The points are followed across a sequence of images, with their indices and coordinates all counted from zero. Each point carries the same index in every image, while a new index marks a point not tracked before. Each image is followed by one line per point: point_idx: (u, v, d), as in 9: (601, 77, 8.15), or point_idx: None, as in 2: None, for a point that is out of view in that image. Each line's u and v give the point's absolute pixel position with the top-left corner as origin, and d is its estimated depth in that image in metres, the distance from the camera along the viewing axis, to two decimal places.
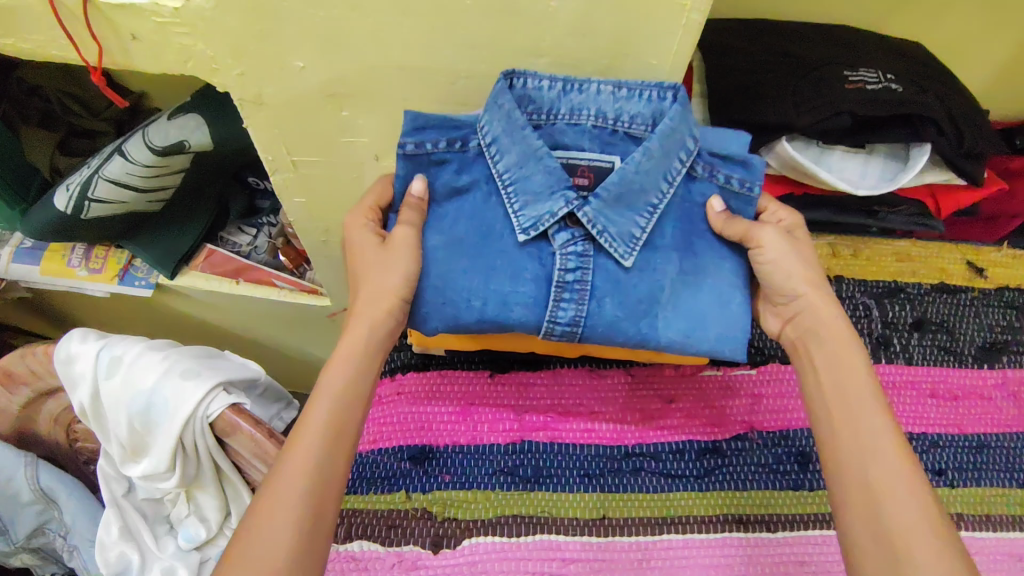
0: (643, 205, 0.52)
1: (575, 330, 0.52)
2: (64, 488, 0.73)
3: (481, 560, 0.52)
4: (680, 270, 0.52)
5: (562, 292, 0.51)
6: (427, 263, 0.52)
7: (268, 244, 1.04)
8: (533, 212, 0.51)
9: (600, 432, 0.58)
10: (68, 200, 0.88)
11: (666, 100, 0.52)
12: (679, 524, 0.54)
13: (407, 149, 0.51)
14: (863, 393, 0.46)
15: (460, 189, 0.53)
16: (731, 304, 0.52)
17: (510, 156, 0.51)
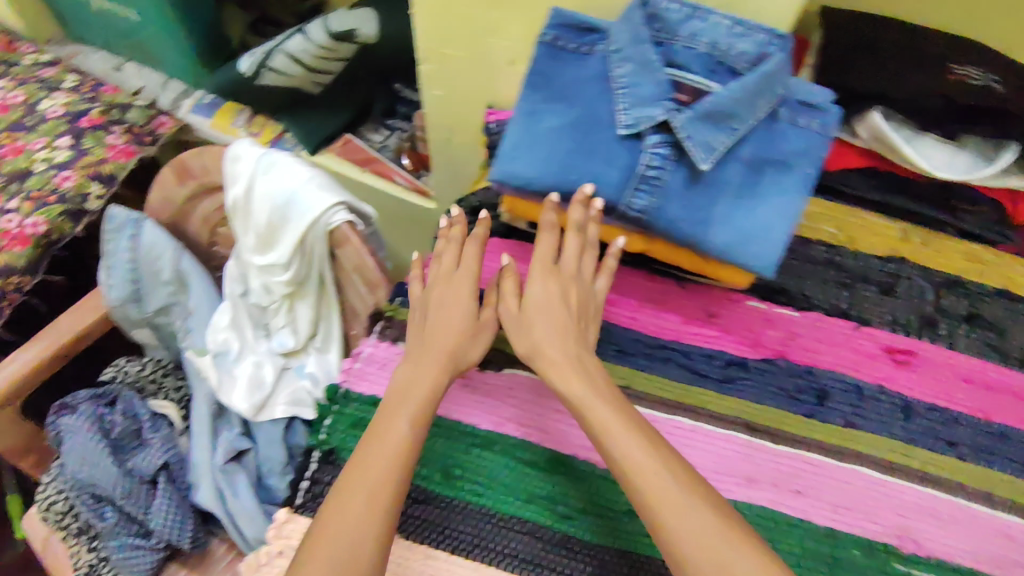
0: (727, 126, 0.55)
1: (642, 218, 0.56)
2: (197, 275, 0.89)
3: (516, 386, 0.62)
4: (737, 193, 0.56)
5: (641, 183, 0.55)
6: (580, 164, 0.57)
7: (398, 145, 1.18)
8: (636, 113, 0.55)
9: (642, 322, 0.65)
10: (251, 65, 1.07)
11: (772, 47, 0.56)
12: (693, 411, 0.61)
13: (546, 43, 0.59)
14: (613, 423, 0.53)
15: (581, 82, 0.58)
16: (777, 229, 0.56)
17: (626, 64, 0.57)
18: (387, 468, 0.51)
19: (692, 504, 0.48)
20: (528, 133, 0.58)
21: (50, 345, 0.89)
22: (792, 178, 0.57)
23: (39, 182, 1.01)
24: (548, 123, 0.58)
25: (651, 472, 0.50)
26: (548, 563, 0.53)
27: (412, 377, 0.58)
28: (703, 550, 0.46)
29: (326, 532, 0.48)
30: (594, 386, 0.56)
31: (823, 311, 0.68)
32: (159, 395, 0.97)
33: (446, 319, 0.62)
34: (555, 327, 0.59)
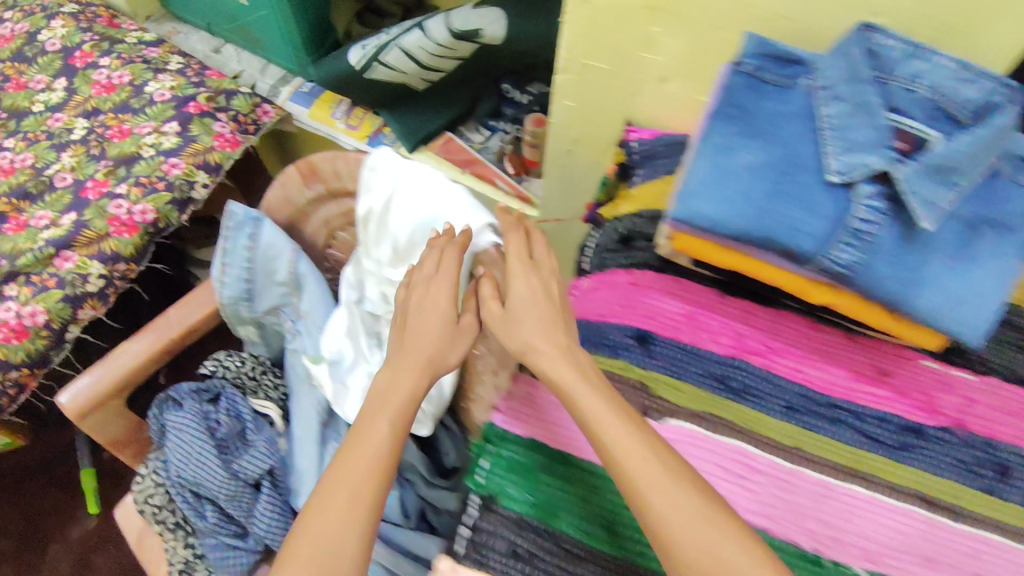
0: (952, 181, 0.50)
1: (844, 274, 0.52)
2: (313, 281, 0.87)
3: (678, 440, 0.58)
4: (952, 252, 0.51)
5: (849, 237, 0.51)
6: (777, 206, 0.52)
7: (499, 148, 1.14)
8: (850, 159, 0.51)
9: (811, 377, 0.60)
10: (362, 57, 1.04)
11: (1001, 98, 0.50)
12: (866, 479, 0.57)
13: (747, 70, 0.56)
14: (592, 404, 0.53)
15: (783, 117, 0.54)
16: (994, 296, 0.51)
17: (839, 104, 0.53)
18: (365, 468, 0.53)
19: (674, 483, 0.48)
20: (719, 167, 0.54)
21: (160, 337, 0.88)
22: (1015, 242, 0.51)
23: (148, 168, 0.99)
24: (742, 159, 0.53)
25: (626, 448, 0.50)
26: None
27: (394, 380, 0.60)
28: (687, 527, 0.46)
29: (310, 523, 0.51)
30: (568, 367, 0.56)
31: (997, 374, 0.63)
32: (260, 394, 0.95)
33: (423, 325, 0.63)
34: (538, 322, 0.60)
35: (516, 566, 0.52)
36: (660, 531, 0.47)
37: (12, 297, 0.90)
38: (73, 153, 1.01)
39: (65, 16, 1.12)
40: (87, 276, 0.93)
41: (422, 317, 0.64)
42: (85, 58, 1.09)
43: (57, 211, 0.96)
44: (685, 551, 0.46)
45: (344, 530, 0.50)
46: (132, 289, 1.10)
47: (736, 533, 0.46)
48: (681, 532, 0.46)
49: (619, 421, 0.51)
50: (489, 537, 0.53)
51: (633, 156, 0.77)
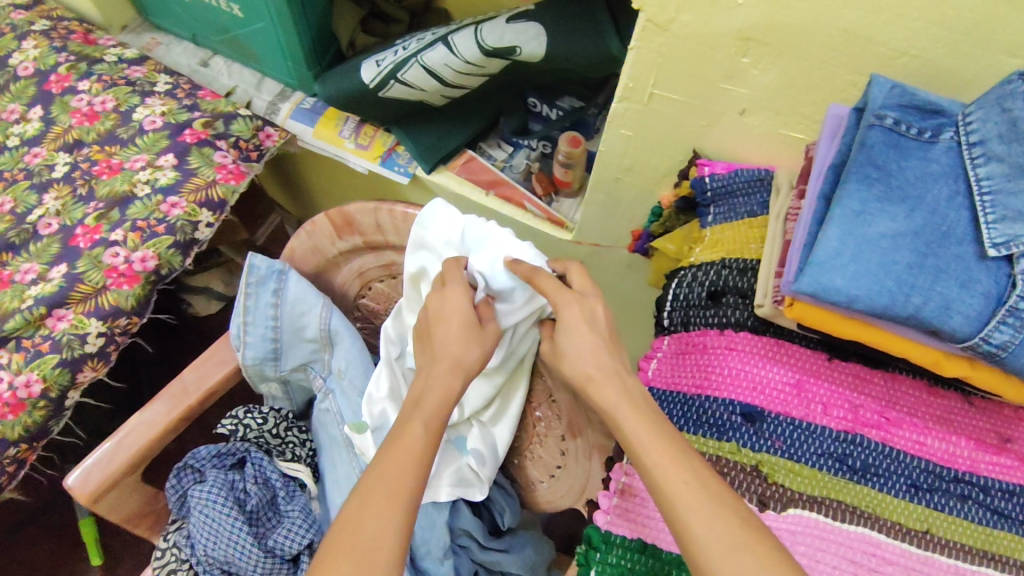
0: None
1: (998, 354, 0.46)
2: (347, 334, 0.79)
3: (800, 532, 0.52)
4: None
5: (1008, 314, 0.45)
6: (919, 276, 0.47)
7: (525, 166, 1.05)
8: (1008, 230, 0.45)
9: (931, 449, 0.56)
10: (377, 75, 0.95)
11: None
12: (1001, 562, 0.53)
13: (886, 121, 0.49)
14: (636, 425, 0.50)
15: (928, 177, 0.48)
16: None
17: (994, 163, 0.47)
18: (402, 470, 0.50)
19: (717, 510, 0.44)
20: (854, 234, 0.48)
21: (174, 407, 0.79)
22: None
23: (144, 209, 0.89)
24: (880, 227, 0.48)
25: (667, 470, 0.46)
26: None
27: (426, 386, 0.57)
28: (728, 558, 0.42)
29: (338, 539, 0.46)
30: (614, 389, 0.53)
31: None
32: (287, 454, 0.87)
33: (446, 334, 0.60)
34: (590, 347, 0.56)
35: None
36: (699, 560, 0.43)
37: (2, 365, 0.80)
38: (57, 194, 0.90)
39: (36, 35, 1.00)
40: (84, 336, 0.83)
41: (443, 326, 0.60)
42: (61, 82, 0.97)
43: (45, 263, 0.86)
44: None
45: (374, 553, 0.45)
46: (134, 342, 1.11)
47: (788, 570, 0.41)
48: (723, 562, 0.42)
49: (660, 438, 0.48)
50: None
51: (706, 192, 0.71)
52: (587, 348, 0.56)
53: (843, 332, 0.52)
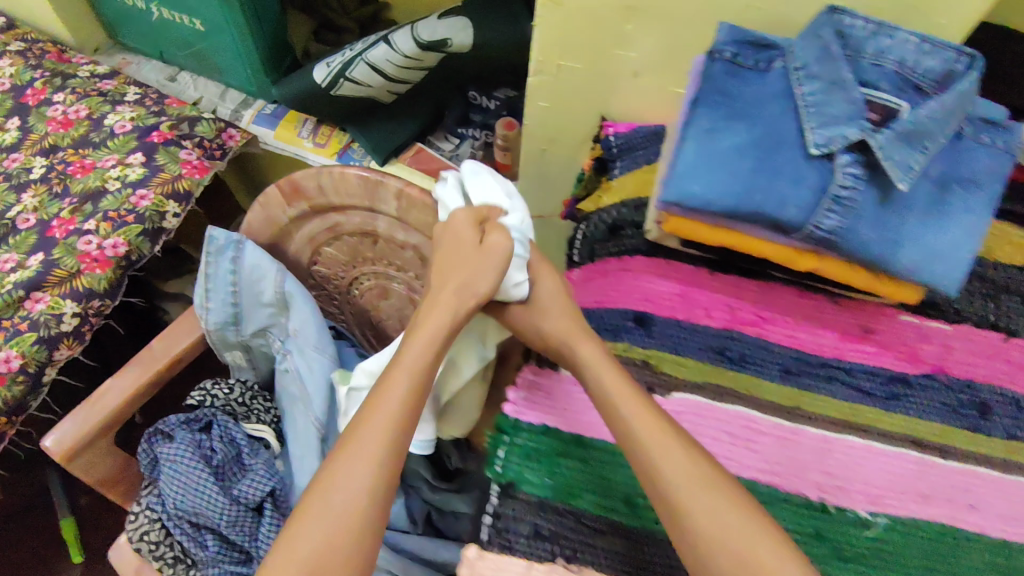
0: (923, 145, 0.54)
1: (830, 239, 0.55)
2: (299, 298, 0.86)
3: (682, 410, 0.61)
4: (926, 210, 0.55)
5: (832, 203, 0.55)
6: (758, 179, 0.56)
7: (470, 153, 1.14)
8: (828, 132, 0.54)
9: (800, 341, 0.64)
10: (327, 75, 1.04)
11: (960, 64, 0.54)
12: (863, 430, 0.60)
13: (726, 57, 0.59)
14: (616, 391, 0.57)
15: (764, 99, 0.58)
16: (965, 249, 0.55)
17: (814, 81, 0.56)
18: (381, 433, 0.55)
19: (687, 457, 0.52)
20: (705, 150, 0.57)
21: (144, 371, 0.86)
22: (980, 198, 0.55)
23: (115, 202, 0.97)
24: (727, 141, 0.57)
25: (642, 427, 0.54)
26: (599, 543, 0.54)
27: (429, 311, 0.64)
28: (703, 502, 0.50)
29: (327, 478, 0.53)
30: (601, 360, 0.60)
31: (971, 323, 0.67)
32: (252, 418, 0.94)
33: (457, 256, 0.65)
34: (560, 314, 0.66)
35: (540, 545, 0.54)
36: (678, 510, 0.50)
37: None
38: (34, 193, 0.99)
39: (13, 55, 1.10)
40: (60, 316, 0.90)
41: (454, 253, 0.66)
42: (38, 95, 1.07)
43: (23, 253, 0.93)
44: (688, 518, 0.50)
45: (350, 502, 0.52)
46: (105, 323, 1.16)
47: (747, 509, 0.50)
48: (699, 508, 0.50)
49: (638, 405, 0.56)
50: (511, 520, 0.55)
51: (612, 148, 0.81)
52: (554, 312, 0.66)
53: (711, 239, 0.62)
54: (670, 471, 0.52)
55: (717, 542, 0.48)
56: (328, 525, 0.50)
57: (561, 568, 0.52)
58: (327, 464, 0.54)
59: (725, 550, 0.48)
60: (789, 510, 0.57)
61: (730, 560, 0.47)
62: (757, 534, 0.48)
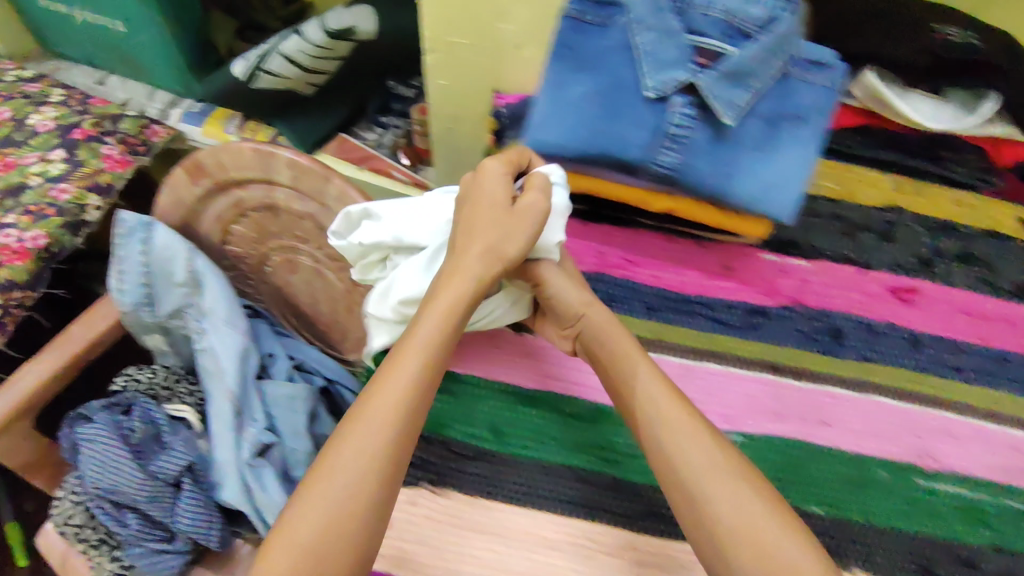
0: (749, 84, 0.58)
1: (672, 176, 0.60)
2: (210, 277, 0.89)
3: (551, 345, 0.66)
4: (758, 145, 0.60)
5: (669, 142, 0.59)
6: (604, 124, 0.60)
7: (393, 142, 1.18)
8: (662, 77, 0.58)
9: (666, 280, 0.69)
10: (245, 68, 1.05)
11: (784, 11, 0.59)
12: (720, 357, 0.65)
13: (571, 14, 0.62)
14: (649, 383, 0.55)
15: (606, 51, 0.61)
16: (794, 178, 0.60)
17: (650, 31, 0.59)
18: (386, 415, 0.51)
19: (700, 445, 0.51)
20: (555, 101, 0.61)
21: (61, 354, 0.88)
22: (807, 131, 0.60)
23: (36, 196, 1.00)
24: (574, 92, 0.61)
25: (668, 418, 0.53)
26: (467, 467, 0.59)
27: (449, 278, 0.58)
28: (731, 504, 0.48)
29: (322, 471, 0.49)
30: (626, 348, 0.58)
31: (830, 258, 0.71)
32: (175, 400, 0.96)
33: (488, 217, 0.59)
34: (584, 295, 0.61)
35: (408, 472, 0.59)
36: (694, 503, 0.49)
37: None
38: None
39: None
40: None
41: (483, 215, 0.60)
42: None
43: None
44: (712, 512, 0.48)
45: (354, 495, 0.48)
46: None
47: (777, 511, 0.47)
48: (729, 509, 0.47)
49: (670, 399, 0.54)
50: None
51: (504, 119, 0.85)
52: (581, 299, 0.61)
53: (575, 187, 0.66)
54: (693, 467, 0.50)
55: (746, 546, 0.46)
56: (323, 516, 0.47)
57: (425, 493, 0.58)
58: (330, 448, 0.50)
59: (747, 542, 0.46)
60: None
61: (750, 552, 0.46)
62: (784, 537, 0.46)
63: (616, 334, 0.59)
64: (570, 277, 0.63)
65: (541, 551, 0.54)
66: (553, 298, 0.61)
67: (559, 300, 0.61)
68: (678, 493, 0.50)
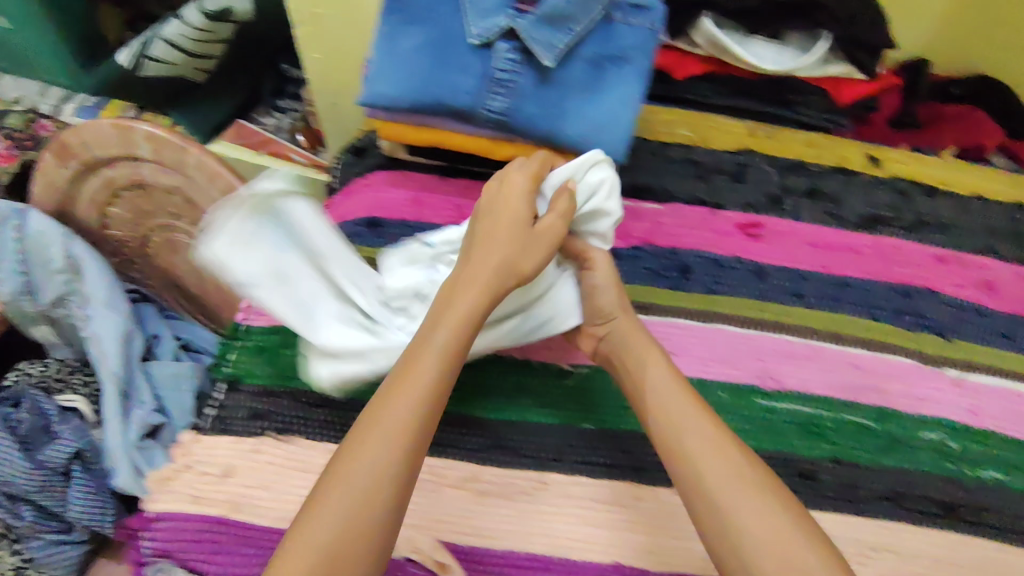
0: (567, 26, 0.60)
1: (502, 119, 0.62)
2: (91, 263, 0.88)
3: None
4: (585, 86, 0.62)
5: (495, 87, 0.61)
6: (434, 72, 0.61)
7: (291, 125, 1.16)
8: (484, 23, 0.60)
9: None
10: (129, 56, 1.03)
11: None
12: None
13: None
14: (671, 390, 0.53)
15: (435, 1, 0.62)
16: (620, 117, 0.62)
17: None
18: (402, 418, 0.45)
19: (717, 458, 0.49)
20: (387, 53, 0.62)
21: None
22: (632, 71, 0.63)
23: None
24: (405, 43, 0.62)
25: (694, 422, 0.51)
26: (314, 418, 0.59)
27: (464, 280, 0.53)
28: (753, 517, 0.45)
29: (341, 472, 0.43)
30: (653, 354, 0.57)
31: (681, 201, 0.74)
32: (68, 391, 0.94)
33: (505, 226, 0.55)
34: (616, 296, 0.61)
35: (255, 424, 0.59)
36: (715, 505, 0.46)
37: None
38: None
39: None
40: None
41: (494, 222, 0.56)
42: None
43: None
44: (741, 520, 0.45)
45: (363, 510, 0.42)
46: None
47: (799, 522, 0.45)
48: (747, 515, 0.45)
49: (692, 404, 0.52)
50: (230, 408, 0.59)
51: None
52: (619, 303, 0.60)
53: (420, 139, 0.67)
54: (704, 472, 0.48)
55: (766, 557, 0.43)
56: (330, 531, 0.41)
57: (270, 441, 0.58)
58: (341, 456, 0.44)
59: (768, 553, 0.44)
60: (483, 367, 0.64)
61: (773, 563, 0.43)
62: (808, 554, 0.43)
63: (649, 345, 0.57)
64: (607, 276, 0.61)
65: None
66: (593, 291, 0.61)
67: (593, 295, 0.61)
68: (687, 487, 0.48)
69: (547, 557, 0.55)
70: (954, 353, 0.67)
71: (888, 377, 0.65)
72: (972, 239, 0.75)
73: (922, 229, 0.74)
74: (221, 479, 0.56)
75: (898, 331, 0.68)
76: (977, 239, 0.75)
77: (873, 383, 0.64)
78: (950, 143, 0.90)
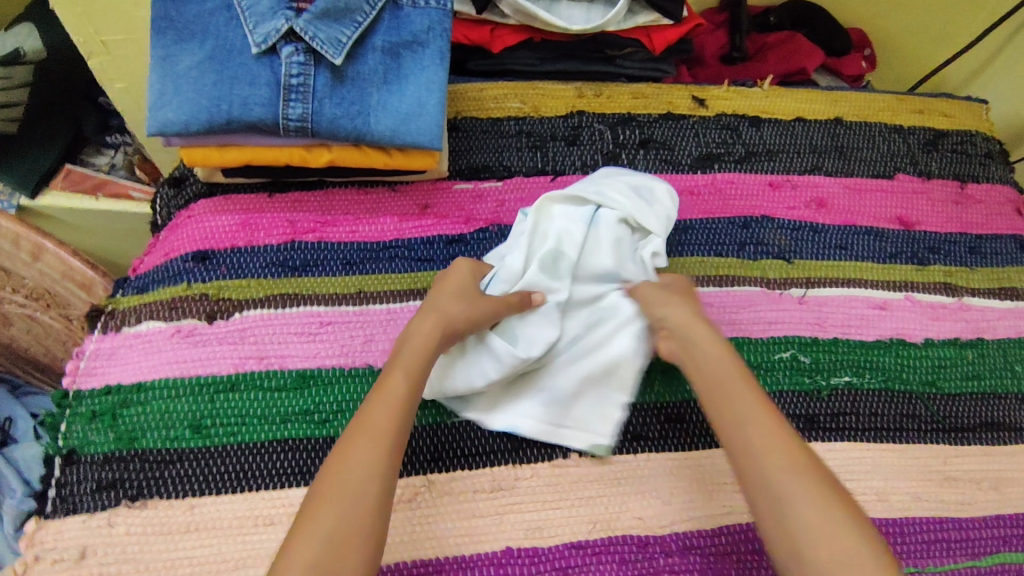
0: (349, 21, 0.60)
1: (304, 126, 0.59)
2: None
3: (249, 326, 0.62)
4: (385, 79, 0.61)
5: (289, 93, 0.59)
6: (223, 88, 0.58)
7: (127, 161, 1.03)
8: (263, 30, 0.58)
9: (362, 233, 0.69)
10: None
11: None
12: (423, 293, 0.66)
13: None
14: (739, 389, 0.53)
15: (209, 15, 0.60)
16: (428, 105, 0.61)
17: None
18: (381, 425, 0.50)
19: (792, 461, 0.48)
20: (169, 77, 0.59)
21: None
22: (430, 54, 0.62)
23: None
24: (185, 63, 0.59)
25: (753, 419, 0.50)
26: (167, 474, 0.56)
27: (408, 335, 0.56)
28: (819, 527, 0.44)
29: (331, 483, 0.47)
30: (724, 357, 0.55)
31: (522, 175, 0.74)
32: None
33: (443, 291, 0.59)
34: (680, 305, 0.59)
35: (104, 496, 0.55)
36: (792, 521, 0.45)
37: None
38: None
39: None
40: None
41: (444, 286, 0.60)
42: None
43: None
44: (803, 536, 0.44)
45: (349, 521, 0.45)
46: None
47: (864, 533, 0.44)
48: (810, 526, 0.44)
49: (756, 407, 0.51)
50: (74, 485, 0.56)
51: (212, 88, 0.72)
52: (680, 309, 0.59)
53: (227, 161, 0.63)
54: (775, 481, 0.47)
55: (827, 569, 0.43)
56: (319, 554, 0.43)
57: (123, 510, 0.54)
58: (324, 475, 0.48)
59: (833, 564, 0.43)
60: (346, 384, 0.60)
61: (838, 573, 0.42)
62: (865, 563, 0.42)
63: (711, 346, 0.56)
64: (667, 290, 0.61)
65: (252, 531, 0.54)
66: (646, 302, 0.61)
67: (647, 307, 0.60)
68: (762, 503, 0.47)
69: (438, 559, 0.53)
70: (795, 273, 0.70)
71: (739, 308, 0.67)
72: (800, 160, 0.78)
73: (752, 160, 0.77)
74: (79, 563, 0.53)
75: (743, 262, 0.70)
76: (804, 159, 0.78)
77: (724, 318, 0.67)
78: (772, 73, 0.92)
